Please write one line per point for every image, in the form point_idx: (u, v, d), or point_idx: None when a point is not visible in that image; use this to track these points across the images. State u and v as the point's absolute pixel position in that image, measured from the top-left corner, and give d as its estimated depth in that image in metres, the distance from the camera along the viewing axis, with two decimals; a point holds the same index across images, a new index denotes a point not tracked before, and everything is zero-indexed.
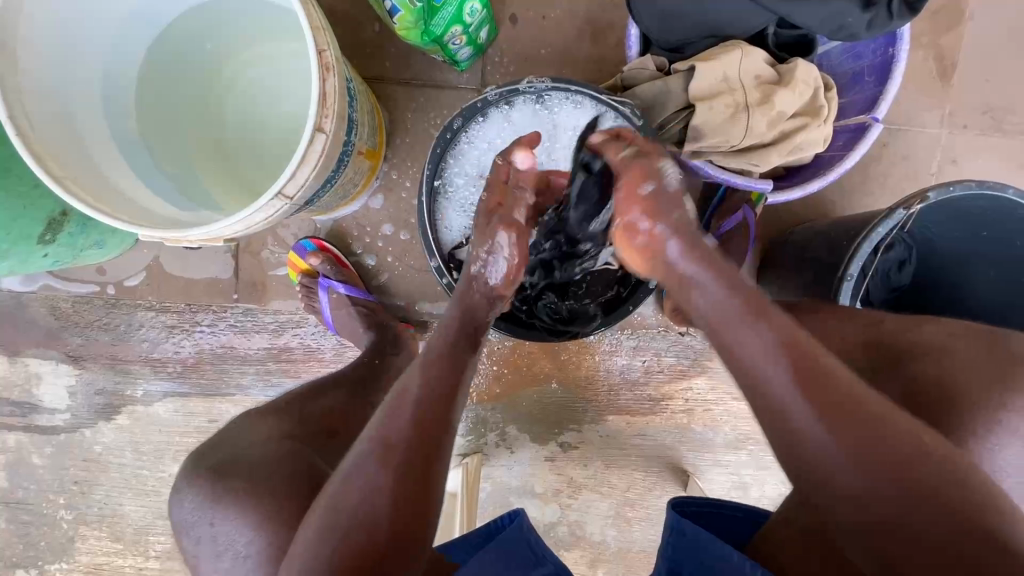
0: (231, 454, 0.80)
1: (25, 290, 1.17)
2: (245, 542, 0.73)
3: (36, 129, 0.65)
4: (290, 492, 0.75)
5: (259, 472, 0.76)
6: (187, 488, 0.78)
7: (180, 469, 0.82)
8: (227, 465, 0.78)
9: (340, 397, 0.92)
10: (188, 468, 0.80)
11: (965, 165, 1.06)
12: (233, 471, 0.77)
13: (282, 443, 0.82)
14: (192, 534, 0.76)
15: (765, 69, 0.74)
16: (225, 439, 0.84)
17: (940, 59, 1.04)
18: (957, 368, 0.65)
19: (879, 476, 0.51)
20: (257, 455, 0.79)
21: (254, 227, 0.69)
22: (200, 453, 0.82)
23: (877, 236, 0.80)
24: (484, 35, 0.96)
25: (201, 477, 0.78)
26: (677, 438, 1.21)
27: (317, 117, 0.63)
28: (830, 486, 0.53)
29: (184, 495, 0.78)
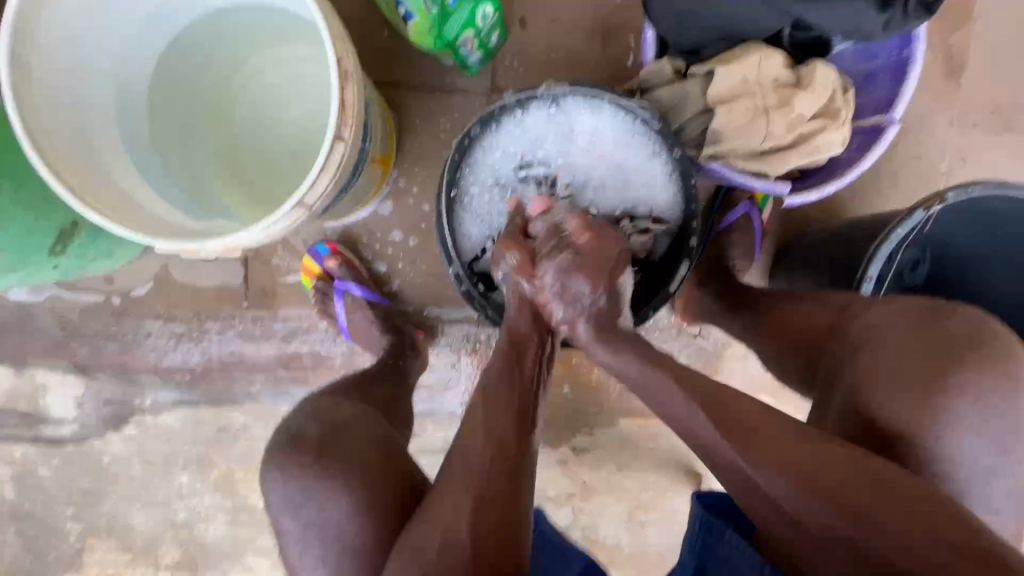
0: (331, 426, 0.76)
1: (31, 300, 1.15)
2: (335, 533, 0.69)
3: (51, 140, 0.64)
4: (384, 478, 0.72)
5: (358, 447, 0.74)
6: (279, 474, 0.72)
7: (268, 445, 0.76)
8: (327, 438, 0.74)
9: (387, 386, 0.92)
10: (280, 445, 0.75)
11: (975, 163, 1.06)
12: (335, 449, 0.73)
13: (366, 417, 0.80)
14: (290, 516, 0.71)
15: (784, 72, 0.74)
16: (312, 413, 0.79)
17: (949, 59, 1.04)
18: (899, 353, 0.65)
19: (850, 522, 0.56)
20: (356, 432, 0.76)
21: (271, 237, 0.68)
22: (289, 426, 0.78)
23: (895, 238, 0.80)
24: (496, 38, 0.95)
25: (302, 454, 0.72)
26: (689, 440, 1.21)
27: (338, 126, 0.63)
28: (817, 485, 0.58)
29: (275, 476, 0.72)
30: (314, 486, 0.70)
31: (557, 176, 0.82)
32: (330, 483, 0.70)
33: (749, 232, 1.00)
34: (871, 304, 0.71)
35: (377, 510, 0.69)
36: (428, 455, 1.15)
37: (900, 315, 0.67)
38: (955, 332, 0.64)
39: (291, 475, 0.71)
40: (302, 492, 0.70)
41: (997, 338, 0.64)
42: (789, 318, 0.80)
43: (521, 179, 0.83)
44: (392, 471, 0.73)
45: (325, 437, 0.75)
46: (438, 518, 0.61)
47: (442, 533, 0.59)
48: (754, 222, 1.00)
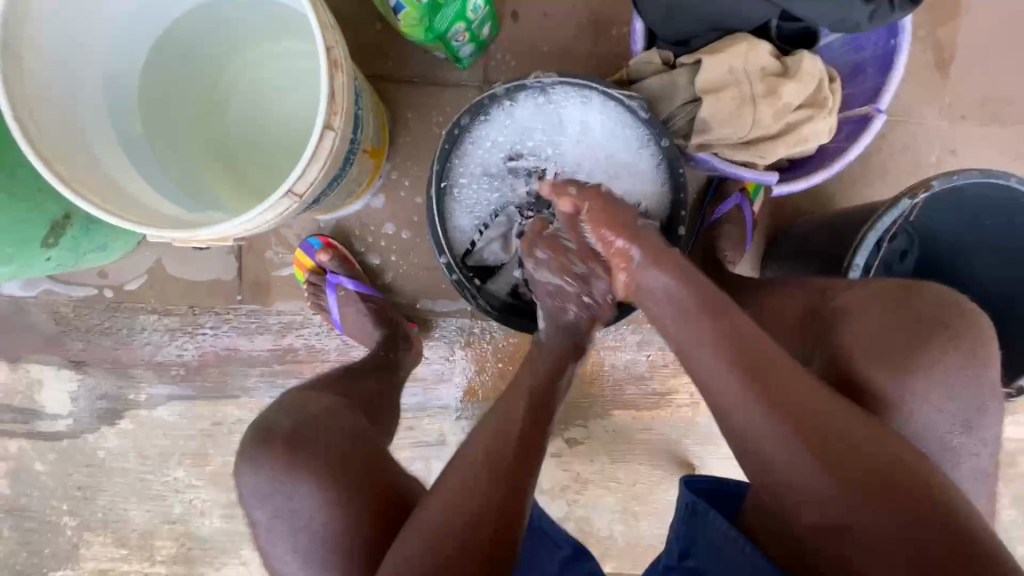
0: (303, 420, 0.77)
1: (25, 294, 1.16)
2: (307, 522, 0.70)
3: (44, 131, 0.65)
4: (356, 469, 0.73)
5: (327, 447, 0.74)
6: (250, 465, 0.73)
7: (244, 436, 0.77)
8: (295, 432, 0.75)
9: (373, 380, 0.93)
10: (253, 438, 0.75)
11: (964, 155, 1.07)
12: (301, 444, 0.73)
13: (344, 417, 0.79)
14: (265, 507, 0.72)
15: (770, 61, 0.75)
16: (287, 409, 0.80)
17: (937, 51, 1.05)
18: (877, 333, 0.67)
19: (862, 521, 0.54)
20: (328, 424, 0.77)
21: (263, 226, 0.69)
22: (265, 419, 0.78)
23: (883, 226, 0.81)
24: (487, 31, 0.95)
25: (273, 446, 0.73)
26: (683, 431, 1.22)
27: (327, 115, 0.63)
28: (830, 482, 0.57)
29: (251, 468, 0.73)
30: (281, 477, 0.72)
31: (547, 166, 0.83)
32: (297, 472, 0.72)
33: (740, 223, 1.00)
34: (848, 287, 0.72)
35: (349, 502, 0.70)
36: (423, 447, 1.16)
37: (876, 296, 0.68)
38: (928, 310, 0.66)
39: (264, 470, 0.73)
40: (278, 487, 0.72)
41: (966, 312, 0.66)
42: (771, 303, 0.81)
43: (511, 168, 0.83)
44: (363, 461, 0.74)
45: (298, 431, 0.75)
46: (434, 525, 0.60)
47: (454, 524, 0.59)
48: (747, 214, 1.00)
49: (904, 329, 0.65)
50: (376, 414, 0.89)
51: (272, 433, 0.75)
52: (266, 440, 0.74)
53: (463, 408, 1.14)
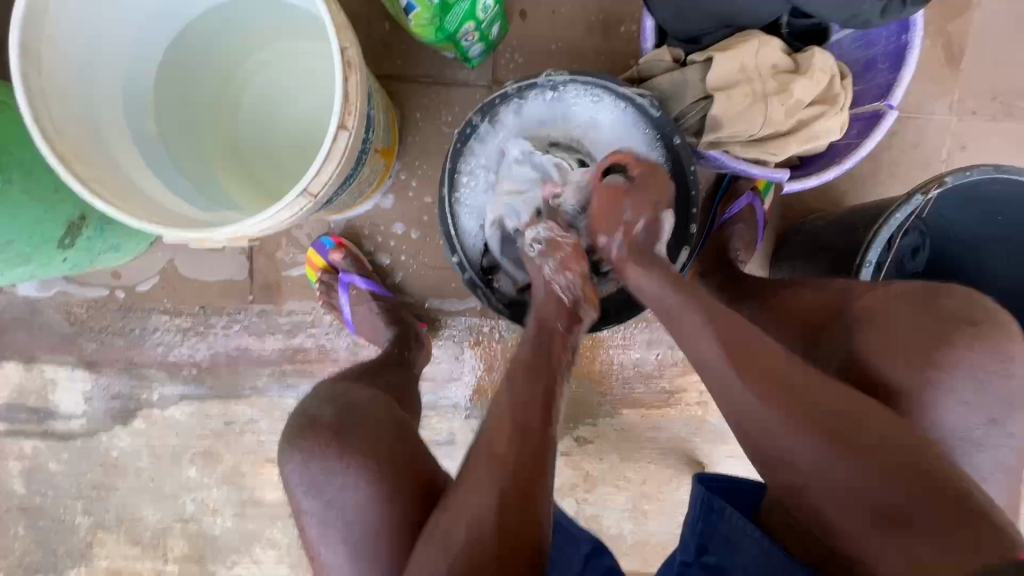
0: (348, 410, 0.77)
1: (38, 295, 1.17)
2: (346, 518, 0.70)
3: (62, 132, 0.65)
4: (396, 458, 0.72)
5: (373, 440, 0.73)
6: (292, 453, 0.74)
7: (285, 426, 0.77)
8: (342, 423, 0.74)
9: (398, 376, 0.93)
10: (292, 429, 0.76)
11: (974, 151, 1.07)
12: (348, 435, 0.73)
13: (389, 411, 0.79)
14: (311, 499, 0.72)
15: (783, 58, 0.75)
16: (329, 395, 0.80)
17: (948, 47, 1.05)
18: (899, 334, 0.66)
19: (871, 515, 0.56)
20: (370, 415, 0.77)
21: (278, 225, 0.69)
22: (302, 410, 0.78)
23: (895, 222, 0.80)
24: (496, 31, 0.96)
25: (319, 433, 0.74)
26: (693, 430, 1.22)
27: (342, 115, 0.64)
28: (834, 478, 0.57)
29: (293, 456, 0.73)
30: (327, 467, 0.72)
31: (558, 163, 0.81)
32: (342, 462, 0.71)
33: (750, 220, 1.00)
34: (871, 288, 0.72)
35: (394, 491, 0.70)
36: (433, 446, 1.16)
37: (901, 297, 0.68)
38: (953, 311, 0.65)
39: (310, 458, 0.72)
40: (324, 472, 0.72)
41: (996, 315, 0.64)
42: (793, 303, 0.81)
43: (519, 166, 0.81)
44: (413, 460, 0.73)
45: (345, 422, 0.75)
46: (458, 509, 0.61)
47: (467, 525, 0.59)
48: (758, 212, 1.01)
49: (924, 328, 0.65)
50: (407, 409, 0.88)
51: (314, 422, 0.75)
52: (306, 429, 0.75)
53: (472, 406, 1.15)
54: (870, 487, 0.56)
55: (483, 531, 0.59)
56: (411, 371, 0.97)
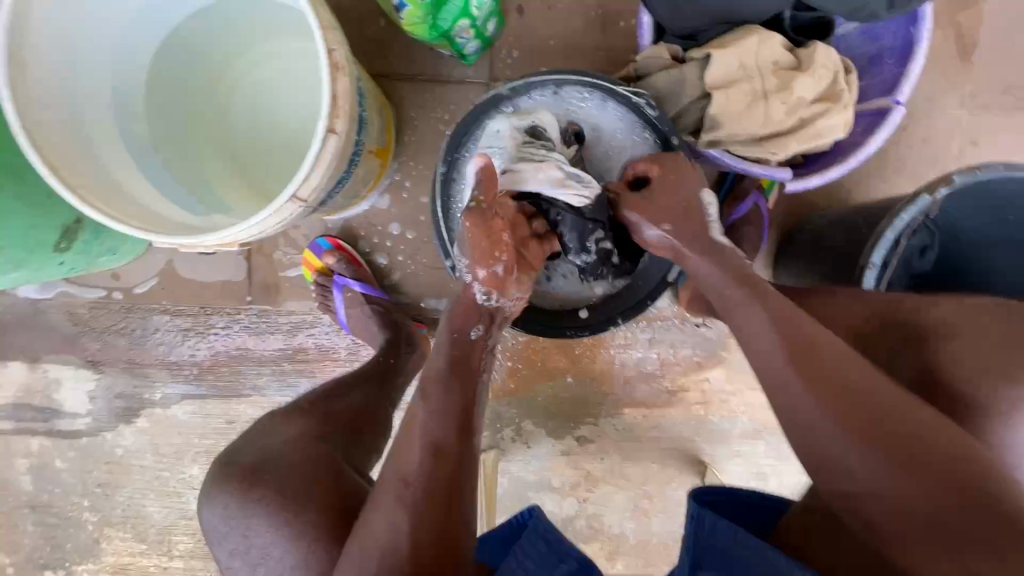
0: (262, 454, 0.78)
1: (41, 296, 1.18)
2: (279, 557, 0.72)
3: (49, 138, 0.65)
4: (318, 499, 0.74)
5: (288, 481, 0.75)
6: (216, 499, 0.76)
7: (207, 473, 0.80)
8: (256, 466, 0.77)
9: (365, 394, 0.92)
10: (213, 479, 0.79)
11: (987, 146, 1.03)
12: (254, 480, 0.75)
13: (311, 444, 0.80)
14: (224, 545, 0.75)
15: (784, 55, 0.73)
16: (249, 442, 0.82)
17: (959, 38, 1.01)
18: (970, 345, 0.65)
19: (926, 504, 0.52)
20: (293, 458, 0.78)
21: (269, 230, 0.68)
22: (222, 458, 0.81)
23: (901, 223, 0.78)
24: (492, 28, 0.94)
25: (235, 481, 0.76)
26: (695, 429, 1.21)
27: (329, 119, 0.63)
28: (855, 469, 0.55)
29: (213, 500, 0.76)
30: (243, 509, 0.75)
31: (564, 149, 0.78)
32: (258, 505, 0.74)
33: (754, 220, 0.98)
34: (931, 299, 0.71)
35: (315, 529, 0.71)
36: None
37: (975, 313, 0.67)
38: None
39: (228, 502, 0.76)
40: (247, 520, 0.74)
41: None
42: (823, 313, 0.79)
43: (525, 147, 0.76)
44: (342, 493, 0.75)
45: (256, 466, 0.77)
46: (367, 542, 0.60)
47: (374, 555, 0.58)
48: (763, 212, 0.98)
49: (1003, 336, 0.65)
50: (366, 431, 0.88)
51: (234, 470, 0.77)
52: (228, 474, 0.77)
53: None
54: (921, 485, 0.52)
55: (396, 550, 0.57)
56: (395, 379, 0.96)
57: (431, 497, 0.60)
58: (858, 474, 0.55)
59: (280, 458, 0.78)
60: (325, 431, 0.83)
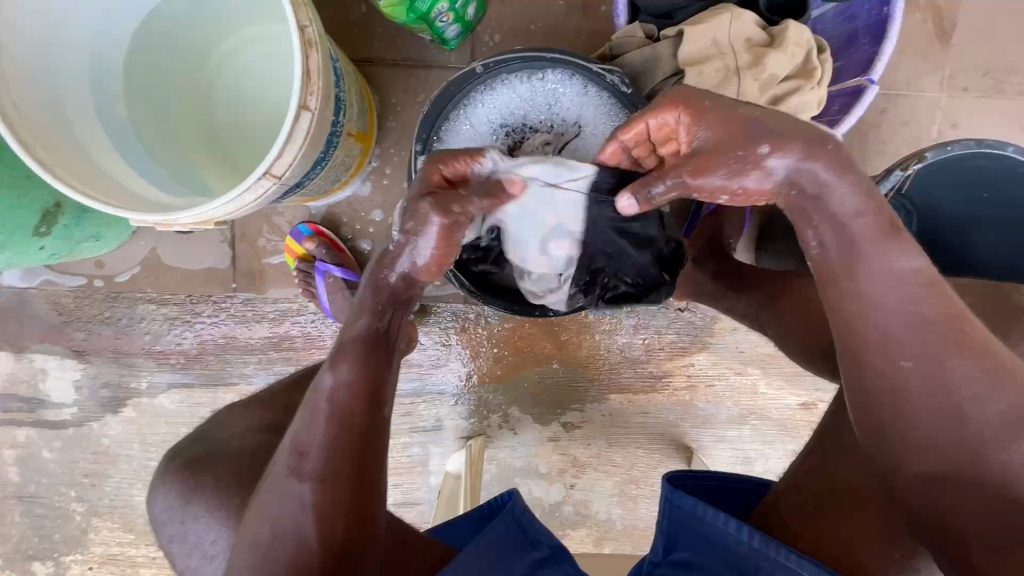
0: (211, 446, 0.83)
1: (25, 285, 1.18)
2: (214, 538, 0.76)
3: (21, 114, 0.65)
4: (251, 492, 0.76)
5: (237, 467, 0.79)
6: (162, 487, 0.81)
7: (160, 464, 0.85)
8: (202, 458, 0.81)
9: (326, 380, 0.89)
10: (163, 465, 0.84)
11: (966, 127, 1.04)
12: (207, 464, 0.79)
13: (261, 435, 0.83)
14: (167, 530, 0.79)
15: (756, 32, 0.74)
16: (205, 432, 0.86)
17: (938, 20, 1.02)
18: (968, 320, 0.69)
19: (965, 473, 0.50)
20: (238, 447, 0.81)
21: (245, 208, 0.69)
22: (178, 446, 0.86)
23: (877, 196, 0.80)
24: (473, 11, 0.94)
25: (183, 470, 0.81)
26: (681, 414, 1.22)
27: (302, 94, 0.63)
28: (906, 422, 0.52)
29: (170, 484, 0.80)
30: (186, 494, 0.78)
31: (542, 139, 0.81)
32: (205, 486, 0.78)
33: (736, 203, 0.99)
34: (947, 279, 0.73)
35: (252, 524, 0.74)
36: (420, 433, 1.22)
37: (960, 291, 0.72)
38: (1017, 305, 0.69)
39: (173, 486, 0.80)
40: (196, 510, 0.77)
41: None
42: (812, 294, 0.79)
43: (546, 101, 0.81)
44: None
45: (210, 452, 0.82)
46: (280, 503, 0.60)
47: (275, 522, 0.59)
48: None
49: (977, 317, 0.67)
50: None
51: (182, 459, 0.82)
52: (173, 467, 0.82)
53: (460, 393, 1.21)
54: (971, 458, 0.50)
55: (301, 527, 0.58)
56: None
57: (328, 478, 0.59)
58: (912, 422, 0.52)
59: (224, 450, 0.82)
60: (281, 420, 0.84)
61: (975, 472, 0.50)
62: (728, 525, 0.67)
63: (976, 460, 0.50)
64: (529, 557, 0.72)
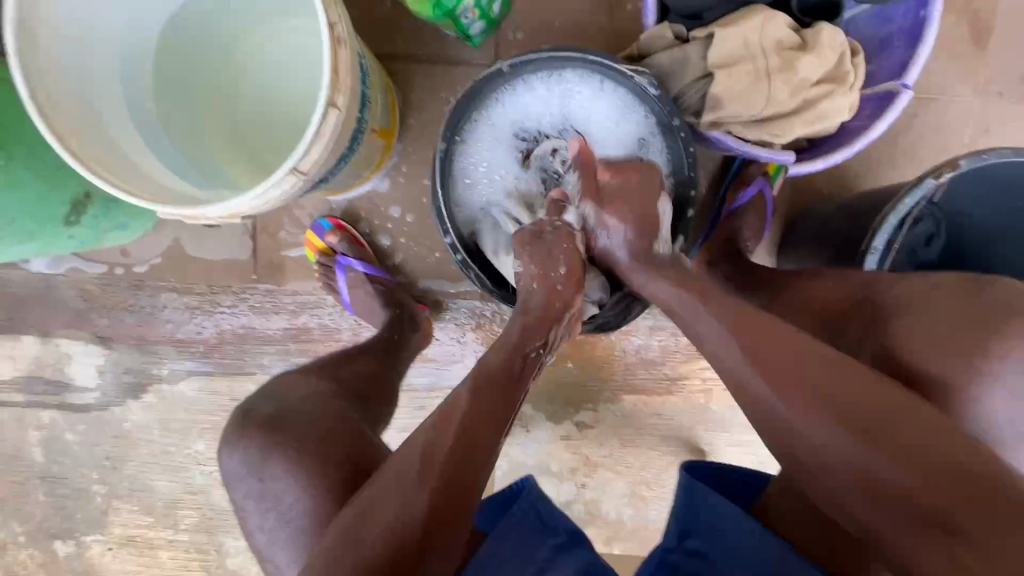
0: (284, 408, 0.80)
1: (52, 271, 1.20)
2: (291, 503, 0.73)
3: (56, 106, 0.67)
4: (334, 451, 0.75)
5: (313, 430, 0.77)
6: (239, 442, 0.78)
7: (229, 421, 0.82)
8: (275, 420, 0.78)
9: (372, 363, 0.94)
10: (239, 419, 0.81)
11: (999, 134, 1.02)
12: (288, 425, 0.77)
13: (329, 401, 0.83)
14: (241, 487, 0.77)
15: (788, 34, 0.73)
16: (273, 392, 0.84)
17: (974, 23, 1.00)
18: (933, 322, 0.64)
19: (819, 457, 0.57)
20: (310, 409, 0.80)
21: (270, 204, 0.70)
22: (250, 401, 0.84)
23: (904, 208, 0.78)
24: (498, 8, 0.94)
25: (256, 425, 0.79)
26: (694, 417, 1.21)
27: (331, 91, 0.64)
28: (790, 432, 0.60)
29: (234, 450, 0.78)
30: (260, 455, 0.76)
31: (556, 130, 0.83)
32: (285, 449, 0.75)
33: (758, 206, 0.97)
34: (902, 278, 0.70)
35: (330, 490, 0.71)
36: None
37: (930, 288, 0.66)
38: (999, 301, 0.61)
39: (246, 445, 0.78)
40: (269, 472, 0.75)
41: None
42: (810, 294, 0.79)
43: (570, 98, 0.83)
44: (346, 446, 0.76)
45: (280, 417, 0.79)
46: (386, 494, 0.60)
47: (392, 510, 0.58)
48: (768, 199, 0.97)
49: (954, 324, 0.62)
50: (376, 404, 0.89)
51: (258, 418, 0.79)
52: (249, 423, 0.79)
53: None
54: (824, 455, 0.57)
55: (411, 527, 0.57)
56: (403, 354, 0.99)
57: (444, 479, 0.60)
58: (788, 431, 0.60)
59: (300, 413, 0.80)
60: (337, 394, 0.85)
61: (856, 454, 0.55)
62: (745, 520, 0.68)
63: (849, 437, 0.55)
64: (548, 543, 0.72)
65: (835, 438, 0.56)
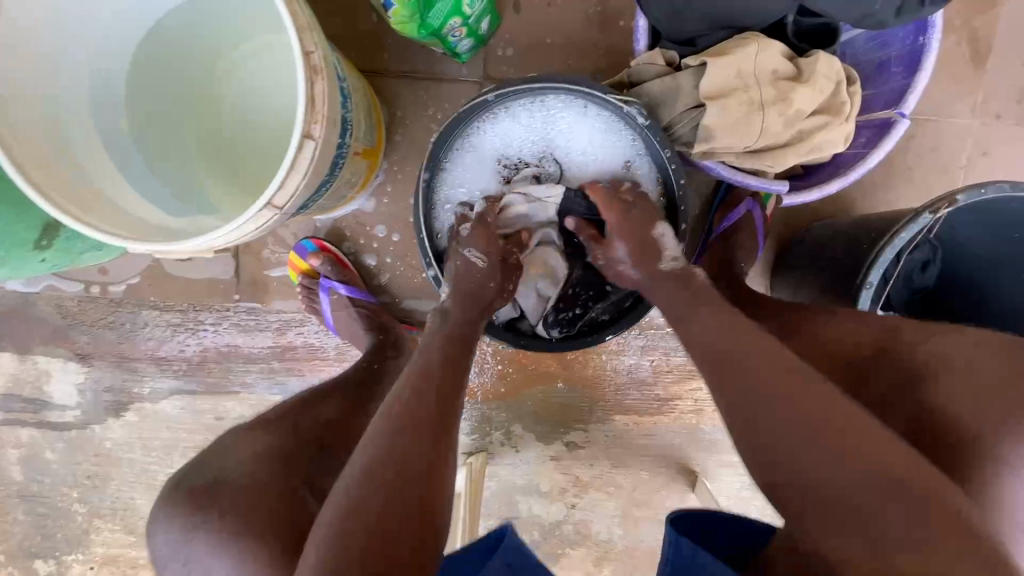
0: (213, 475, 0.73)
1: (29, 288, 1.17)
2: None
3: (19, 134, 0.63)
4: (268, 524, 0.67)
5: (246, 496, 0.70)
6: (160, 519, 0.70)
7: (160, 494, 0.74)
8: (208, 489, 0.71)
9: (336, 404, 0.87)
10: (166, 492, 0.73)
11: (997, 156, 1.00)
12: (214, 496, 0.70)
13: (268, 463, 0.75)
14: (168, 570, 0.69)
15: (783, 63, 0.71)
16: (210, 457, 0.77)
17: (973, 43, 0.98)
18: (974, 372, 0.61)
19: (810, 474, 0.52)
20: (245, 475, 0.73)
21: (246, 237, 0.67)
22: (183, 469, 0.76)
23: (900, 242, 0.75)
24: (486, 25, 0.91)
25: (186, 499, 0.70)
26: (686, 438, 1.19)
27: (306, 123, 0.61)
28: (781, 464, 0.54)
29: (160, 525, 0.70)
30: (186, 533, 0.68)
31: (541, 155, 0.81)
32: (212, 520, 0.68)
33: (751, 230, 0.95)
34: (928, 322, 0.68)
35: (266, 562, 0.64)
36: None
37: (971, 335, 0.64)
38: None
39: (173, 522, 0.70)
40: (198, 551, 0.67)
41: None
42: (826, 331, 0.75)
43: (556, 122, 0.80)
44: (288, 517, 0.69)
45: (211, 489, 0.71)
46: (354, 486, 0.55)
47: (369, 503, 0.53)
48: (758, 221, 0.95)
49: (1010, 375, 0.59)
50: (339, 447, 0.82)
51: (185, 489, 0.72)
52: (177, 495, 0.72)
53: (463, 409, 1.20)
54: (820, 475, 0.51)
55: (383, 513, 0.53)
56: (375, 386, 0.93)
57: (401, 458, 0.57)
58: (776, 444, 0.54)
59: (233, 479, 0.72)
60: (289, 449, 0.78)
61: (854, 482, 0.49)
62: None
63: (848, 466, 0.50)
64: None
65: (829, 460, 0.51)
